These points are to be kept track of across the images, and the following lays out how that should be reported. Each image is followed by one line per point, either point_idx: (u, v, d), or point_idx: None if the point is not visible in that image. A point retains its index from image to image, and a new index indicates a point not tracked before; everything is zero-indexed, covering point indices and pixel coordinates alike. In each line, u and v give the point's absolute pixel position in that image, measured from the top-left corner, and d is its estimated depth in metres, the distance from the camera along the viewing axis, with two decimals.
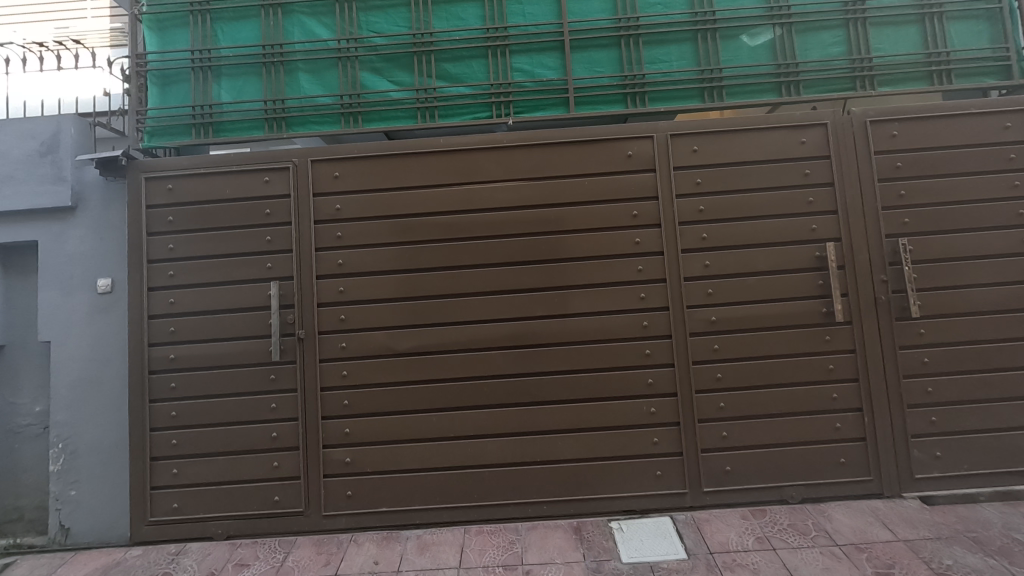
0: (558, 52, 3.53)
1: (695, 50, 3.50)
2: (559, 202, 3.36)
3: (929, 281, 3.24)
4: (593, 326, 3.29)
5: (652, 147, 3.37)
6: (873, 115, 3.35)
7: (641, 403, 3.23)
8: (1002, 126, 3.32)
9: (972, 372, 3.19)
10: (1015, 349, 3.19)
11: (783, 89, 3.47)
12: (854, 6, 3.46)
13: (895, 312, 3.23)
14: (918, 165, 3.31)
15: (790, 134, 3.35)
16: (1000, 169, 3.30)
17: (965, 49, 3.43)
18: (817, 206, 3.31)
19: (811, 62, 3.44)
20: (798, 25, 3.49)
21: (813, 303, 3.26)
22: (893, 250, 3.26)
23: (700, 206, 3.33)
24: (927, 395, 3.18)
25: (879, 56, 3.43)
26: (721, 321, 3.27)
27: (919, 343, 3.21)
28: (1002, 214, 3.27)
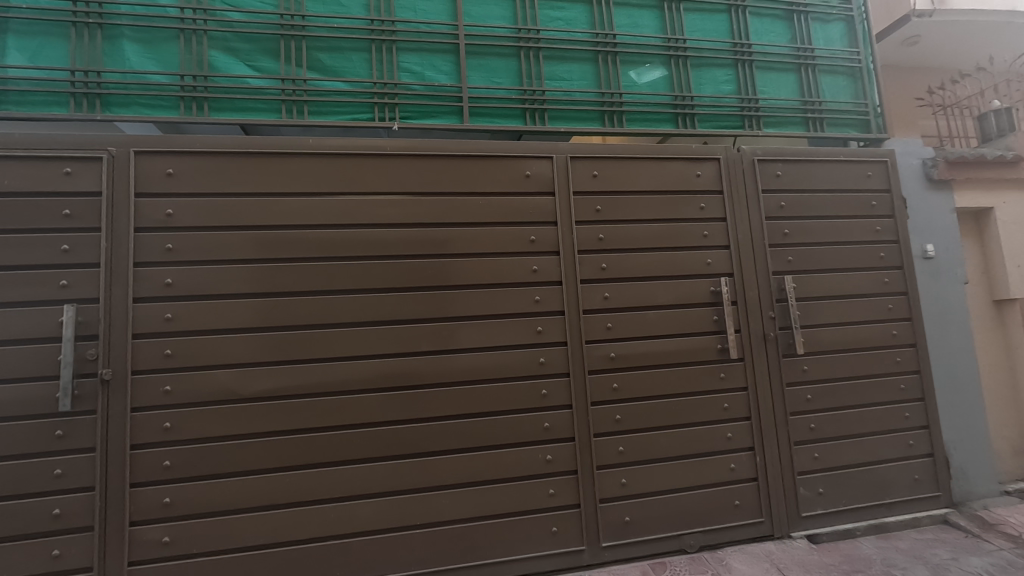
0: (452, 56, 3.18)
1: (595, 72, 3.36)
2: (450, 221, 2.96)
3: (810, 318, 3.31)
4: (485, 363, 2.90)
5: (552, 167, 3.13)
6: (760, 154, 3.41)
7: (537, 450, 2.88)
8: (865, 175, 3.56)
9: (847, 407, 3.29)
10: (881, 385, 3.35)
11: (679, 120, 3.43)
12: (742, 48, 3.57)
13: (781, 349, 3.25)
14: (798, 205, 3.41)
15: (686, 166, 3.30)
16: (864, 214, 3.52)
17: (833, 100, 3.68)
18: (711, 240, 3.26)
19: (704, 97, 3.47)
20: (692, 59, 3.51)
21: (708, 339, 3.17)
22: (779, 286, 3.30)
23: (601, 235, 3.12)
24: (810, 431, 3.20)
25: (764, 98, 3.56)
26: (620, 358, 3.05)
27: (803, 379, 3.25)
28: (867, 255, 3.47)
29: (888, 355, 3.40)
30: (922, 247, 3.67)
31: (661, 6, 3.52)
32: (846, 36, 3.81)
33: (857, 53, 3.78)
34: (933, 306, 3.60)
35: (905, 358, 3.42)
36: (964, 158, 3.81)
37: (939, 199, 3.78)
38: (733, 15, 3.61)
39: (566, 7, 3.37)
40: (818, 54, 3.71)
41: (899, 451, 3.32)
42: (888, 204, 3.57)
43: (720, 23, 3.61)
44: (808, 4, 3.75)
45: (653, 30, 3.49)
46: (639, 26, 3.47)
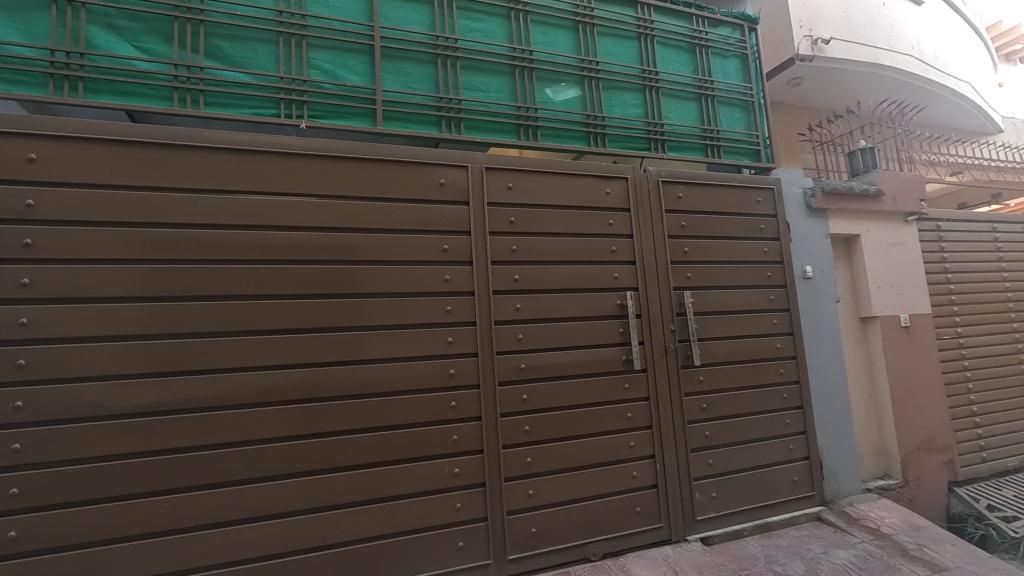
0: (366, 57, 3.09)
1: (512, 86, 3.40)
2: (359, 227, 2.84)
3: (706, 331, 3.53)
4: (393, 375, 2.80)
5: (466, 177, 3.11)
6: (665, 176, 3.60)
7: (444, 463, 2.82)
8: (756, 200, 3.87)
9: (738, 415, 3.52)
10: (766, 394, 3.63)
11: (591, 138, 3.54)
12: (650, 75, 3.77)
13: (680, 360, 3.43)
14: (697, 226, 3.64)
15: (597, 183, 3.41)
16: (754, 236, 3.82)
17: (729, 130, 3.98)
18: (618, 255, 3.38)
19: (614, 118, 3.61)
20: (605, 82, 3.66)
21: (614, 351, 3.27)
22: (679, 301, 3.49)
23: (513, 246, 3.14)
24: (704, 439, 3.40)
25: (669, 123, 3.77)
26: (530, 369, 3.07)
27: (699, 389, 3.45)
28: (756, 275, 3.76)
29: (773, 366, 3.69)
30: (802, 268, 4.03)
31: (577, 27, 3.64)
32: (740, 73, 4.16)
33: (750, 89, 4.13)
34: (811, 322, 3.96)
35: (787, 369, 3.74)
36: (837, 190, 4.25)
37: (818, 226, 4.18)
38: (642, 43, 3.82)
39: (484, 20, 3.39)
40: (716, 87, 4.00)
41: (781, 455, 3.60)
42: (774, 229, 3.90)
43: (631, 49, 3.79)
44: (708, 40, 4.05)
45: (569, 50, 3.60)
46: (555, 45, 3.56)
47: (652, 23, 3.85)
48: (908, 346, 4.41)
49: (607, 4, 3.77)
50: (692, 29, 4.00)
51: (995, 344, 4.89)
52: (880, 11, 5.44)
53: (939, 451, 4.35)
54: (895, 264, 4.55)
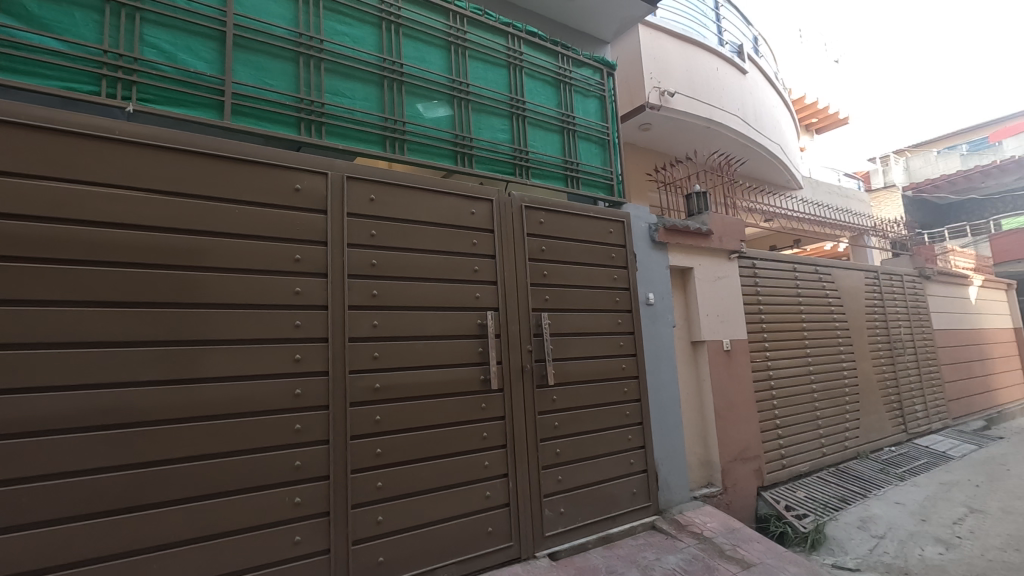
0: (215, 44, 2.81)
1: (380, 96, 3.32)
2: (195, 227, 2.51)
3: (560, 352, 3.68)
4: (227, 395, 2.48)
5: (326, 184, 2.93)
6: (527, 201, 3.74)
7: (284, 492, 2.55)
8: (608, 231, 4.17)
9: (586, 432, 3.71)
10: (612, 412, 3.88)
11: (459, 158, 3.56)
12: (517, 103, 3.92)
13: (536, 380, 3.53)
14: (556, 251, 3.82)
15: (462, 203, 3.43)
16: (605, 263, 4.10)
17: (587, 164, 4.27)
18: (480, 275, 3.42)
19: (482, 140, 3.68)
20: (474, 104, 3.72)
21: (473, 370, 3.28)
22: (536, 322, 3.61)
23: (373, 260, 3.01)
24: (555, 455, 3.52)
25: (533, 152, 3.94)
26: (385, 389, 2.93)
27: (552, 408, 3.58)
28: (606, 299, 4.03)
29: (618, 386, 3.96)
30: (645, 295, 4.40)
31: (449, 47, 3.67)
32: (598, 112, 4.51)
33: (606, 128, 4.49)
34: (651, 345, 4.34)
35: (630, 388, 4.03)
36: (676, 227, 4.75)
37: (660, 257, 4.62)
38: (511, 73, 3.96)
39: (353, 25, 3.27)
40: (577, 122, 4.28)
41: (623, 468, 3.86)
42: (623, 258, 4.23)
43: (501, 77, 3.92)
44: (572, 78, 4.34)
45: (440, 68, 3.61)
46: (426, 62, 3.55)
47: (521, 54, 4.02)
48: (728, 367, 5.01)
49: (480, 30, 3.85)
50: (557, 66, 4.25)
51: (794, 366, 5.76)
52: (714, 74, 6.26)
53: (750, 460, 4.97)
54: (720, 295, 5.18)
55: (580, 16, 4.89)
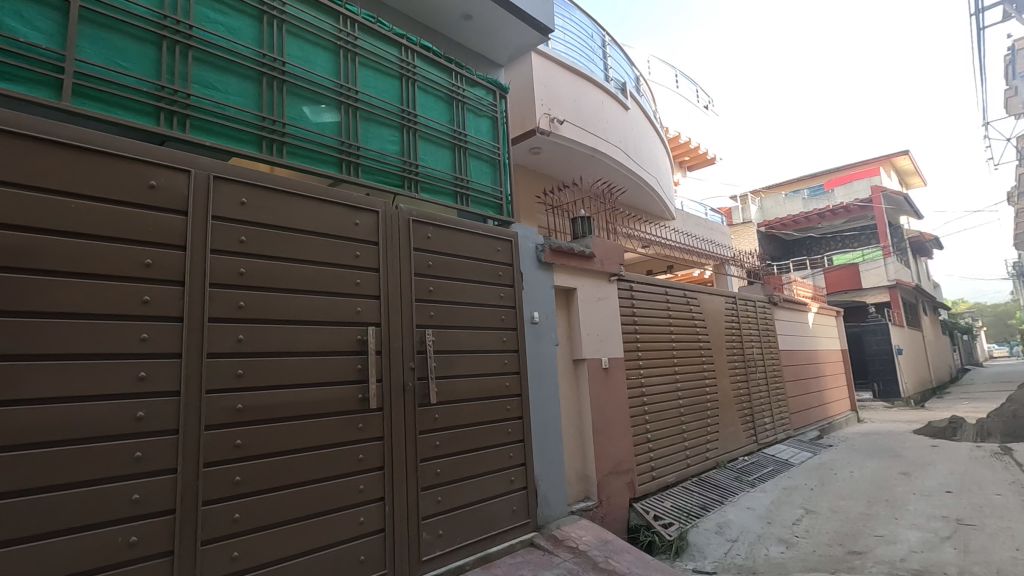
0: (55, 15, 2.46)
1: (257, 93, 3.09)
2: (14, 219, 2.10)
3: (444, 369, 3.62)
4: (47, 419, 2.08)
5: (188, 183, 2.63)
6: (415, 215, 3.66)
7: (117, 531, 2.18)
8: (496, 249, 4.20)
9: (467, 451, 3.66)
10: (494, 429, 3.87)
11: (344, 166, 3.41)
12: (408, 116, 3.86)
13: (417, 399, 3.42)
14: (443, 267, 3.77)
15: (345, 213, 3.26)
16: (492, 281, 4.12)
17: (477, 182, 4.30)
18: (362, 289, 3.26)
19: (370, 150, 3.56)
20: (363, 112, 3.59)
21: (350, 389, 3.09)
22: (420, 339, 3.53)
23: (241, 268, 2.74)
24: (435, 476, 3.43)
25: (423, 166, 3.89)
26: (249, 410, 2.65)
27: (434, 427, 3.49)
28: (492, 317, 4.04)
29: (501, 403, 3.97)
30: (530, 314, 4.49)
31: (337, 51, 3.53)
32: (490, 132, 4.58)
33: (497, 148, 4.57)
34: (535, 363, 4.43)
35: (513, 406, 4.06)
36: (561, 249, 4.92)
37: (545, 277, 4.76)
38: (403, 84, 3.90)
39: (229, 14, 3.03)
40: (468, 140, 4.31)
41: (503, 486, 3.85)
42: (510, 277, 4.28)
43: (392, 87, 3.83)
44: (464, 97, 4.37)
45: (327, 71, 3.45)
46: (312, 63, 3.38)
47: (414, 67, 3.98)
48: (606, 384, 5.26)
49: (372, 37, 3.75)
50: (450, 83, 4.27)
51: (664, 383, 6.18)
52: (600, 107, 6.66)
53: (623, 473, 5.22)
54: (600, 316, 5.44)
55: (475, 36, 4.97)
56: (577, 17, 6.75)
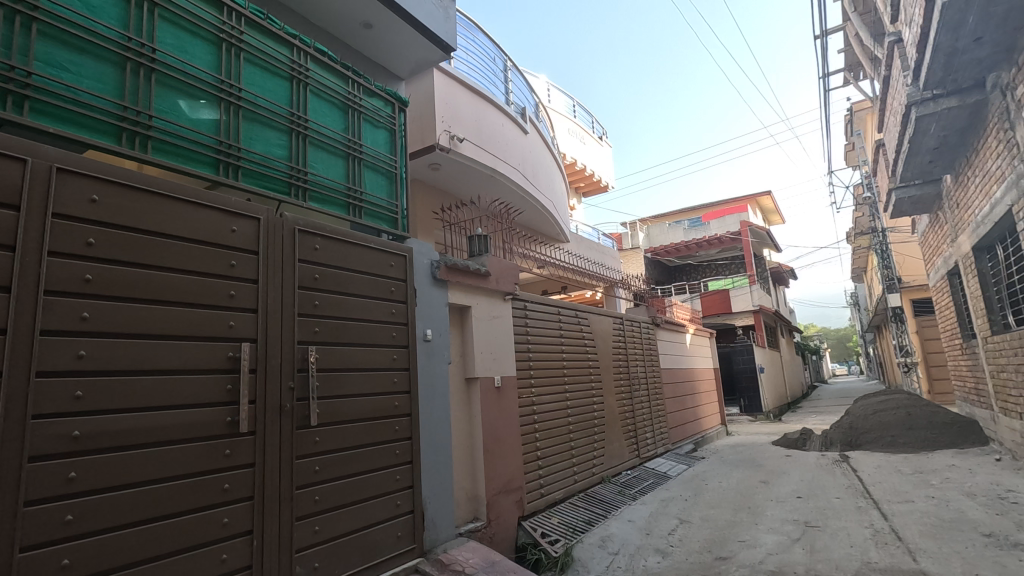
0: None
1: (120, 80, 2.76)
2: None
3: (328, 389, 3.32)
4: None
5: (24, 173, 2.23)
6: (302, 223, 3.35)
7: None
8: (388, 264, 3.99)
9: (350, 475, 3.37)
10: (381, 452, 3.62)
11: (221, 168, 3.13)
12: (298, 120, 3.67)
13: (296, 421, 3.09)
14: (330, 279, 3.48)
15: (221, 219, 2.91)
16: (384, 296, 3.90)
17: (371, 194, 4.16)
18: (237, 300, 2.90)
19: (253, 152, 3.31)
20: (246, 112, 3.35)
21: (219, 412, 2.71)
22: (302, 356, 3.19)
23: (88, 273, 2.33)
24: (313, 504, 3.09)
25: (312, 174, 3.69)
26: (87, 438, 2.23)
27: (314, 451, 3.16)
28: (382, 334, 3.82)
29: (388, 424, 3.74)
30: (423, 332, 4.41)
31: (219, 45, 3.27)
32: (387, 144, 4.47)
33: (393, 161, 4.48)
34: (426, 382, 4.32)
35: (402, 426, 3.85)
36: (456, 266, 4.90)
37: (440, 295, 4.70)
38: (294, 87, 3.71)
39: None
40: (364, 151, 4.18)
41: (389, 511, 3.60)
42: (403, 293, 4.09)
43: (281, 89, 3.63)
44: (361, 106, 4.25)
45: (207, 65, 3.19)
46: (189, 54, 3.09)
47: (306, 70, 3.80)
48: (497, 403, 5.27)
49: (260, 34, 3.53)
50: (346, 91, 4.12)
51: (554, 401, 6.32)
52: (500, 129, 6.79)
53: (512, 491, 5.23)
54: (493, 334, 5.46)
55: (376, 47, 4.88)
56: (479, 39, 6.88)
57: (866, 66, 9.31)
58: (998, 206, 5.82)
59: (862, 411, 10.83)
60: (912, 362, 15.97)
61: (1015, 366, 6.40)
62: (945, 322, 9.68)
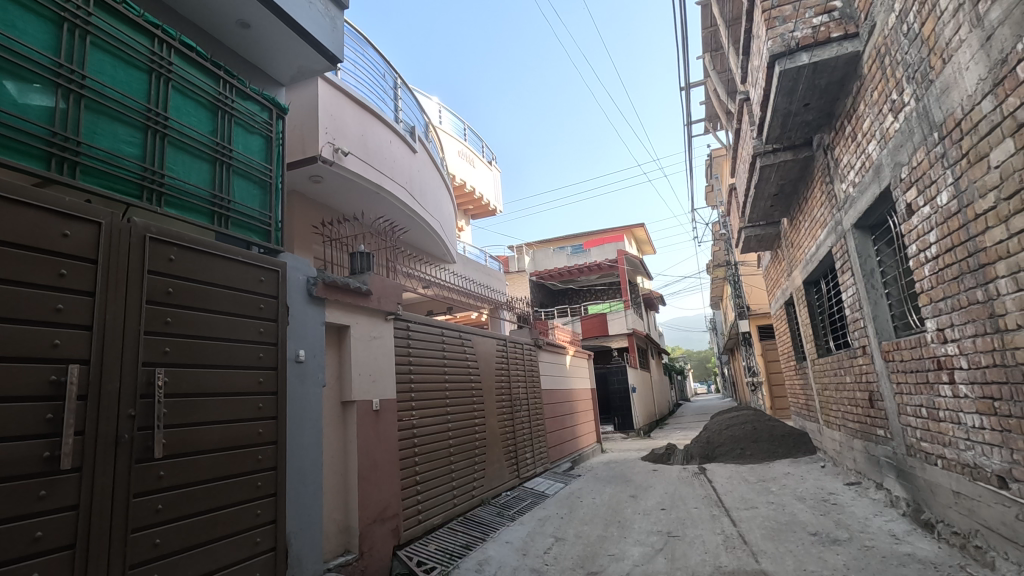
0: None
1: None
2: None
3: (177, 417, 2.96)
4: None
5: None
6: (154, 232, 2.99)
7: None
8: (258, 278, 3.68)
9: (200, 513, 3.01)
10: (239, 484, 3.28)
11: (53, 162, 2.73)
12: (156, 117, 3.32)
13: (135, 454, 2.71)
14: (186, 295, 3.12)
15: (49, 221, 2.48)
16: (251, 314, 3.58)
17: (241, 203, 3.86)
18: (65, 315, 2.49)
19: (97, 148, 2.92)
20: (90, 102, 2.96)
21: (33, 446, 2.29)
22: (146, 380, 2.82)
23: None
24: (153, 548, 2.71)
25: (171, 176, 3.35)
26: None
27: (155, 487, 2.79)
28: (247, 355, 3.50)
29: (250, 453, 3.40)
30: (295, 353, 4.15)
31: (59, 24, 2.88)
32: (262, 151, 4.20)
33: (269, 170, 4.20)
34: (295, 407, 4.04)
35: (266, 456, 3.52)
36: (334, 283, 4.69)
37: (315, 313, 4.45)
38: (152, 80, 3.36)
39: None
40: (234, 156, 3.88)
41: (246, 550, 3.23)
42: (274, 310, 3.78)
43: (136, 81, 3.27)
44: (233, 108, 3.96)
45: (42, 45, 2.78)
46: (19, 29, 2.67)
47: (168, 64, 3.47)
48: (375, 427, 5.07)
49: (113, 18, 3.17)
50: (216, 90, 3.82)
51: (436, 424, 6.23)
52: (387, 146, 6.69)
53: (388, 520, 5.01)
54: (373, 355, 5.27)
55: (255, 49, 4.61)
56: (369, 54, 6.76)
57: (723, 118, 10.51)
58: (822, 247, 6.83)
59: (717, 426, 11.96)
60: (758, 382, 17.97)
61: (835, 385, 7.47)
62: (783, 346, 11.04)
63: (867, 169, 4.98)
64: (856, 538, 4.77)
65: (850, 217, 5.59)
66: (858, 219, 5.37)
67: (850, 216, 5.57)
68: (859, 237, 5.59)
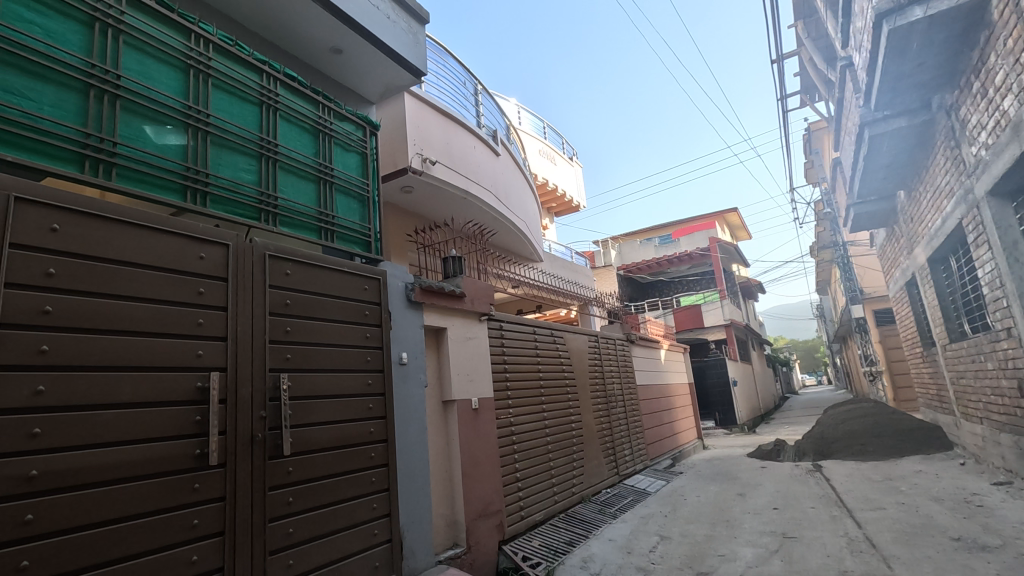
0: None
1: (82, 107, 2.68)
2: None
3: (300, 417, 3.24)
4: None
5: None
6: (272, 250, 3.28)
7: None
8: (362, 287, 3.92)
9: (324, 506, 3.26)
10: (356, 480, 3.51)
11: (188, 194, 3.07)
12: (267, 144, 3.64)
13: (268, 451, 3.00)
14: (302, 305, 3.40)
15: (186, 245, 2.80)
16: (358, 320, 3.82)
17: (343, 217, 4.14)
18: (205, 329, 2.80)
19: (222, 177, 3.26)
20: (214, 137, 3.31)
21: (186, 445, 2.59)
22: (273, 385, 3.11)
23: (48, 306, 2.21)
24: (287, 537, 2.98)
25: (282, 198, 3.66)
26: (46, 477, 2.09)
27: (286, 482, 3.06)
28: (356, 358, 3.74)
29: (365, 451, 3.64)
30: (398, 355, 4.38)
31: (186, 70, 3.24)
32: (358, 167, 4.48)
33: (365, 184, 4.47)
34: (401, 406, 4.27)
35: (378, 453, 3.75)
36: (430, 288, 4.89)
37: (413, 317, 4.68)
38: (263, 111, 3.69)
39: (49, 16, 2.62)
40: (335, 174, 4.17)
41: (365, 541, 3.46)
42: (377, 316, 4.02)
43: (250, 113, 3.60)
44: (332, 129, 4.26)
45: (173, 90, 3.14)
46: (153, 79, 3.04)
47: (275, 95, 3.79)
48: (475, 425, 5.23)
49: (228, 60, 3.52)
50: (317, 115, 4.13)
51: (532, 422, 6.30)
52: (471, 151, 6.85)
53: (491, 515, 5.15)
54: (468, 355, 5.43)
55: (346, 72, 4.91)
56: (450, 63, 6.97)
57: (822, 88, 9.73)
58: (949, 219, 6.13)
59: (833, 420, 11.09)
60: (878, 371, 16.45)
61: (973, 372, 6.66)
62: (906, 331, 10.03)
63: (1003, 128, 4.40)
64: (1010, 545, 4.23)
65: (982, 184, 4.97)
66: (994, 185, 4.76)
67: (982, 182, 4.96)
68: (996, 205, 4.96)
